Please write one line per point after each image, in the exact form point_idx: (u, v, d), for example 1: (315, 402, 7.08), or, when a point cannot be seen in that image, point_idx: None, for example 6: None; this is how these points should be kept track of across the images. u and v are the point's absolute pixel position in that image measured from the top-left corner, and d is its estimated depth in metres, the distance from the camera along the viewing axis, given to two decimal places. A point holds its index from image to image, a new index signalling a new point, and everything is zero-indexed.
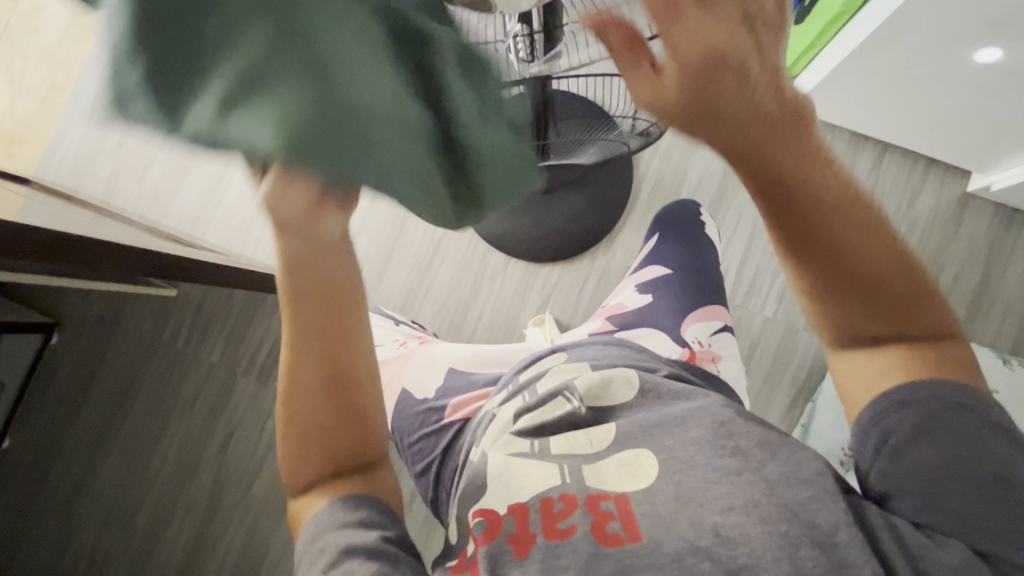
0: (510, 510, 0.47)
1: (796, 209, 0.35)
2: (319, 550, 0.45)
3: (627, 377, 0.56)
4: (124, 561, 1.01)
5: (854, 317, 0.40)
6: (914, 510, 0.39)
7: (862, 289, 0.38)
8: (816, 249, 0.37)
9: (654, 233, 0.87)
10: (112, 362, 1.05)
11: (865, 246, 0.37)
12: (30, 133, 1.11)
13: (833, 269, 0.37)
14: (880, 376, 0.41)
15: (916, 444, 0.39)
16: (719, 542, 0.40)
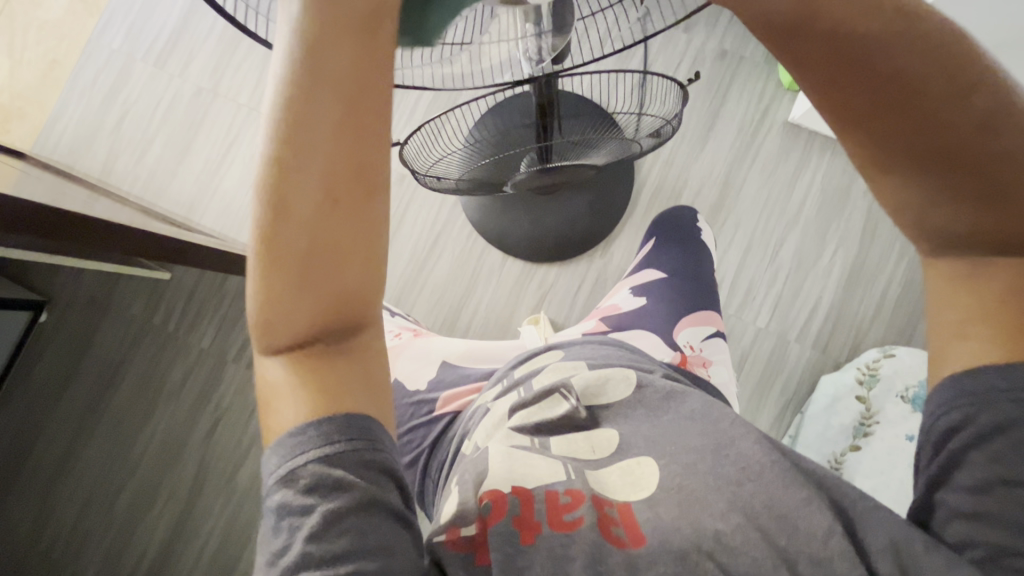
0: (514, 491, 0.46)
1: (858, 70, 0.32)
2: (307, 483, 0.36)
3: (625, 375, 0.57)
4: (105, 541, 1.00)
5: (925, 207, 0.36)
6: (954, 531, 0.40)
7: (938, 172, 0.34)
8: (897, 134, 0.33)
9: (650, 238, 0.87)
10: (102, 341, 1.04)
11: (951, 115, 0.32)
12: (27, 107, 1.09)
13: (902, 137, 0.33)
14: (976, 327, 0.38)
15: (976, 453, 0.38)
16: (721, 549, 0.41)
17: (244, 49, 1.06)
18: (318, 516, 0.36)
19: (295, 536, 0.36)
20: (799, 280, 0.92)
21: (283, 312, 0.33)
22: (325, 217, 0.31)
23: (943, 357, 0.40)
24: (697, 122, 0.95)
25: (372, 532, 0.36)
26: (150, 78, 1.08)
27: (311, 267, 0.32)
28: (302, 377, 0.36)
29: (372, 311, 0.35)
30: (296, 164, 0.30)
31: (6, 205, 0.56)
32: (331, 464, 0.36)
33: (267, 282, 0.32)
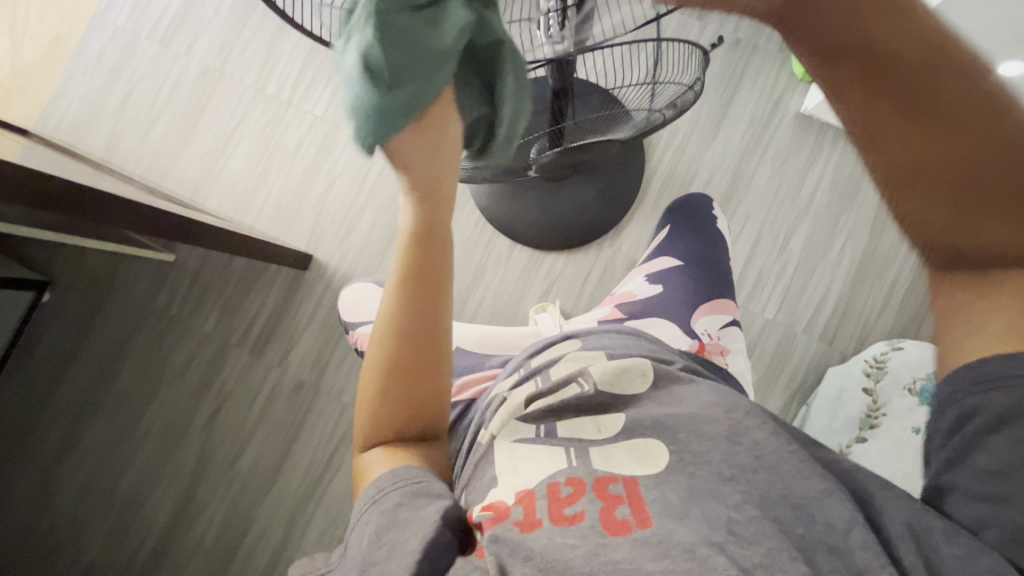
0: (517, 499, 0.47)
1: (892, 86, 0.38)
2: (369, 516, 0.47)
3: (642, 370, 0.57)
4: (106, 524, 0.99)
5: (946, 225, 0.40)
6: (970, 514, 0.40)
7: (958, 189, 0.39)
8: (916, 165, 0.39)
9: (665, 224, 0.86)
10: (105, 322, 1.03)
11: (972, 136, 0.38)
12: (29, 84, 1.07)
13: (915, 164, 0.39)
14: (1005, 314, 0.40)
15: (996, 437, 0.39)
16: (733, 539, 0.41)
17: (251, 29, 1.05)
18: (368, 538, 0.45)
19: (356, 553, 0.45)
20: (809, 271, 0.91)
21: (386, 407, 0.55)
22: (416, 342, 0.54)
23: (964, 343, 0.41)
24: (709, 112, 0.94)
25: (405, 541, 0.44)
26: (156, 57, 1.07)
27: (406, 372, 0.54)
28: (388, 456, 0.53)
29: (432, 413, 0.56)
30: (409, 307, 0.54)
31: (14, 181, 0.55)
32: (381, 502, 0.48)
33: (377, 390, 0.55)
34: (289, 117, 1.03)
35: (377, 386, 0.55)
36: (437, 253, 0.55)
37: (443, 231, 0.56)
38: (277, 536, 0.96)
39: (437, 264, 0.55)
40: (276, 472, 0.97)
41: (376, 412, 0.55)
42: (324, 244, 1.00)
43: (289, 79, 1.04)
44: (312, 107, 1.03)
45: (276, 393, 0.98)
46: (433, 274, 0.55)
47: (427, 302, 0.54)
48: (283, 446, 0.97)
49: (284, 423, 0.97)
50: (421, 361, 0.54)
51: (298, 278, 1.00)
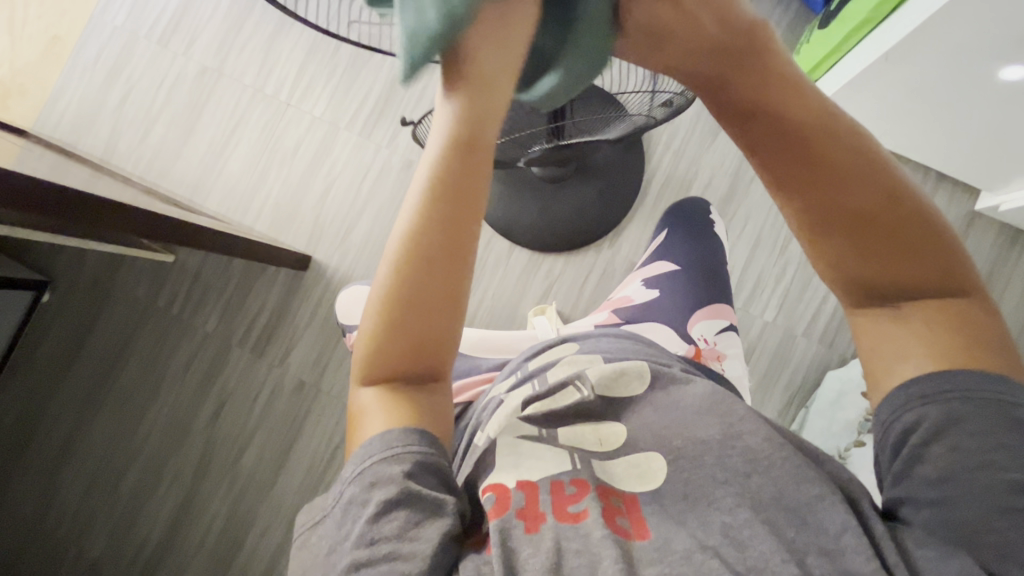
0: (520, 484, 0.47)
1: (783, 141, 0.41)
2: (370, 480, 0.41)
3: (640, 371, 0.56)
4: (107, 523, 1.00)
5: (850, 268, 0.42)
6: (927, 520, 0.40)
7: (861, 236, 0.40)
8: (824, 209, 0.41)
9: (663, 229, 0.86)
10: (106, 323, 1.03)
11: (862, 186, 0.39)
12: (29, 84, 1.07)
13: (824, 208, 0.41)
14: (910, 347, 0.42)
15: (936, 446, 0.39)
16: (729, 543, 0.42)
17: (250, 27, 1.05)
18: (375, 508, 0.39)
19: (356, 525, 0.40)
20: (808, 274, 0.91)
21: (385, 341, 0.41)
22: (430, 275, 0.39)
23: (888, 369, 0.43)
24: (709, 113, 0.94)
25: (422, 526, 0.40)
26: (155, 57, 1.06)
27: (415, 312, 0.40)
28: (383, 405, 0.42)
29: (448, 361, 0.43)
30: (423, 224, 0.39)
31: (12, 186, 0.55)
32: (401, 463, 0.41)
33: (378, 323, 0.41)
34: (288, 117, 1.03)
35: (377, 307, 0.40)
36: (467, 155, 0.38)
37: (483, 128, 0.38)
38: (278, 535, 0.96)
39: (462, 169, 0.38)
40: (277, 473, 0.97)
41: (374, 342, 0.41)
42: (323, 244, 1.00)
43: (287, 80, 1.04)
44: (311, 107, 1.03)
45: (277, 394, 0.98)
46: (456, 178, 0.38)
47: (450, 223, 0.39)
48: (284, 446, 0.97)
49: (284, 424, 0.97)
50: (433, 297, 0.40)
51: (298, 278, 1.00)
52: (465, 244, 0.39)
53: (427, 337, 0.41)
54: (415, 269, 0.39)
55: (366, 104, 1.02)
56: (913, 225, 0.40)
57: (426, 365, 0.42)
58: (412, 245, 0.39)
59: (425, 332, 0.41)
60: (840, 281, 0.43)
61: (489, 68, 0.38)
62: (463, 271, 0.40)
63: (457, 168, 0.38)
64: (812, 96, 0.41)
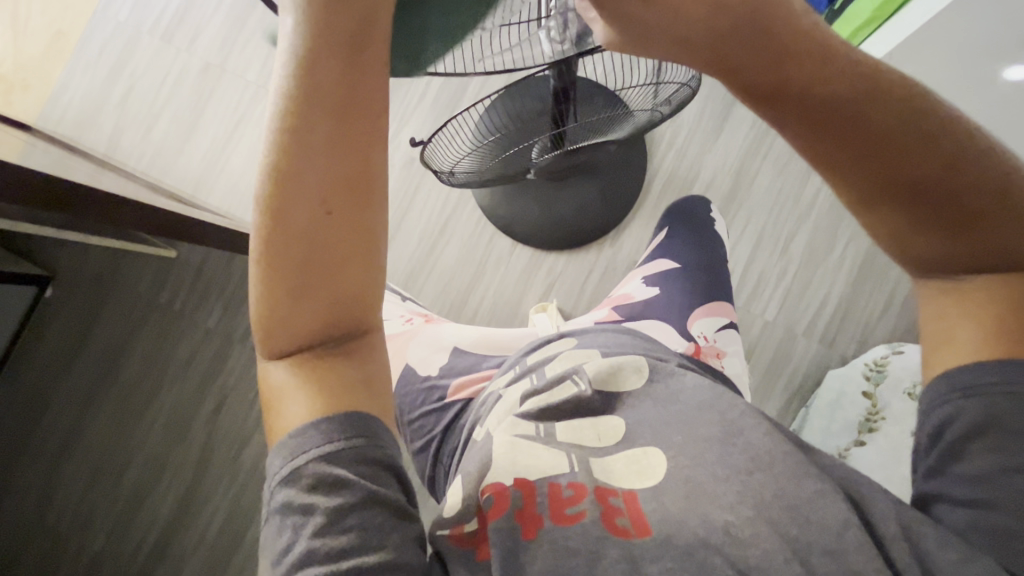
0: (515, 483, 0.48)
1: (816, 112, 0.36)
2: (309, 481, 0.39)
3: (637, 365, 0.57)
4: (109, 517, 1.00)
5: (892, 228, 0.41)
6: (956, 517, 0.41)
7: (912, 204, 0.39)
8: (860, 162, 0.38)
9: (664, 226, 0.86)
10: (107, 318, 1.03)
11: (925, 152, 0.37)
12: (32, 79, 1.07)
13: (878, 173, 0.38)
14: (963, 333, 0.42)
15: (976, 443, 0.41)
16: (731, 542, 0.41)
17: (254, 24, 1.05)
18: (325, 516, 0.39)
19: (300, 538, 0.39)
20: (810, 273, 0.91)
21: (290, 308, 0.37)
22: (327, 223, 0.35)
23: (939, 351, 0.44)
24: (712, 111, 0.94)
25: (377, 528, 0.40)
26: (157, 52, 1.07)
27: (315, 268, 0.35)
28: (300, 381, 0.40)
29: (369, 316, 0.39)
30: (300, 163, 0.33)
31: (15, 179, 0.55)
32: (342, 463, 0.40)
33: (276, 292, 0.36)
34: None
35: (267, 275, 0.36)
36: (345, 65, 0.32)
37: (372, 42, 0.32)
38: None
39: (339, 84, 0.32)
40: None
41: (275, 316, 0.37)
42: None
43: None
44: None
45: None
46: (329, 100, 0.33)
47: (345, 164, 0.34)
48: None
49: None
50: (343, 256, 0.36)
51: None
52: (371, 177, 0.35)
53: (340, 294, 0.37)
54: (302, 219, 0.34)
55: None
56: (982, 195, 0.38)
57: (345, 324, 0.39)
58: (285, 184, 0.34)
59: (334, 287, 0.36)
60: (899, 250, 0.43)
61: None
62: (367, 206, 0.35)
63: (343, 88, 0.33)
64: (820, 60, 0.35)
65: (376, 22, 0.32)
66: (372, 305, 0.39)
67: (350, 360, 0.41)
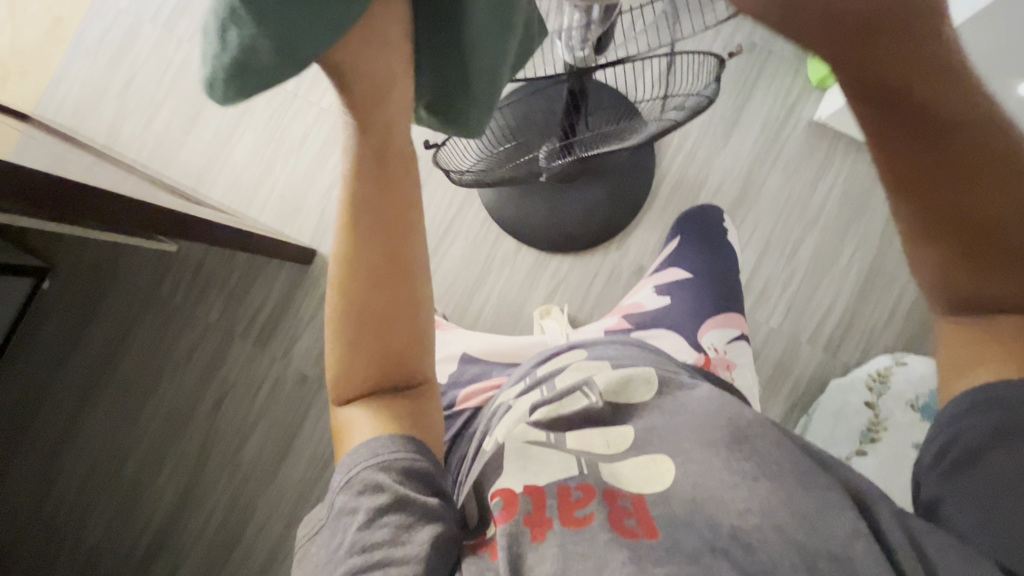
0: (526, 490, 0.47)
1: (924, 134, 0.36)
2: (360, 487, 0.45)
3: (646, 377, 0.57)
4: (107, 511, 1.00)
5: (943, 271, 0.43)
6: (967, 521, 0.42)
7: (967, 243, 0.40)
8: (940, 192, 0.39)
9: (675, 236, 0.85)
10: (106, 311, 1.02)
11: (1001, 198, 0.38)
12: (30, 66, 1.05)
13: (940, 215, 0.40)
14: (987, 351, 0.43)
15: (994, 453, 0.42)
16: (738, 545, 0.42)
17: None
18: (367, 515, 0.43)
19: (347, 534, 0.43)
20: (815, 282, 0.91)
21: (355, 354, 0.48)
22: (379, 283, 0.47)
23: (960, 376, 0.45)
24: (721, 116, 0.93)
25: (413, 529, 0.43)
26: (158, 42, 1.04)
27: (375, 321, 0.47)
28: (368, 418, 0.49)
29: (421, 363, 0.50)
30: (357, 241, 0.46)
31: (14, 175, 0.54)
32: (388, 471, 0.45)
33: (343, 341, 0.48)
34: (293, 108, 1.02)
35: (339, 329, 0.47)
36: (382, 165, 0.45)
37: (399, 146, 0.45)
38: (279, 528, 0.96)
39: (382, 180, 0.45)
40: (278, 467, 0.97)
41: (348, 360, 0.48)
42: (328, 238, 1.00)
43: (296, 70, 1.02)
44: (318, 99, 1.01)
45: (279, 387, 0.98)
46: (377, 193, 0.45)
47: (391, 230, 0.46)
48: (286, 440, 0.97)
49: (287, 418, 0.97)
50: (394, 304, 0.47)
51: (301, 270, 0.99)
52: (406, 248, 0.47)
53: (394, 342, 0.48)
54: (361, 282, 0.46)
55: None
56: None
57: (400, 369, 0.49)
58: (350, 257, 0.46)
59: (388, 336, 0.48)
60: (942, 289, 0.44)
61: (378, 68, 0.41)
62: (406, 271, 0.48)
63: (380, 179, 0.45)
64: (953, 88, 0.35)
65: (397, 123, 0.44)
66: (422, 353, 0.50)
67: (401, 398, 0.50)
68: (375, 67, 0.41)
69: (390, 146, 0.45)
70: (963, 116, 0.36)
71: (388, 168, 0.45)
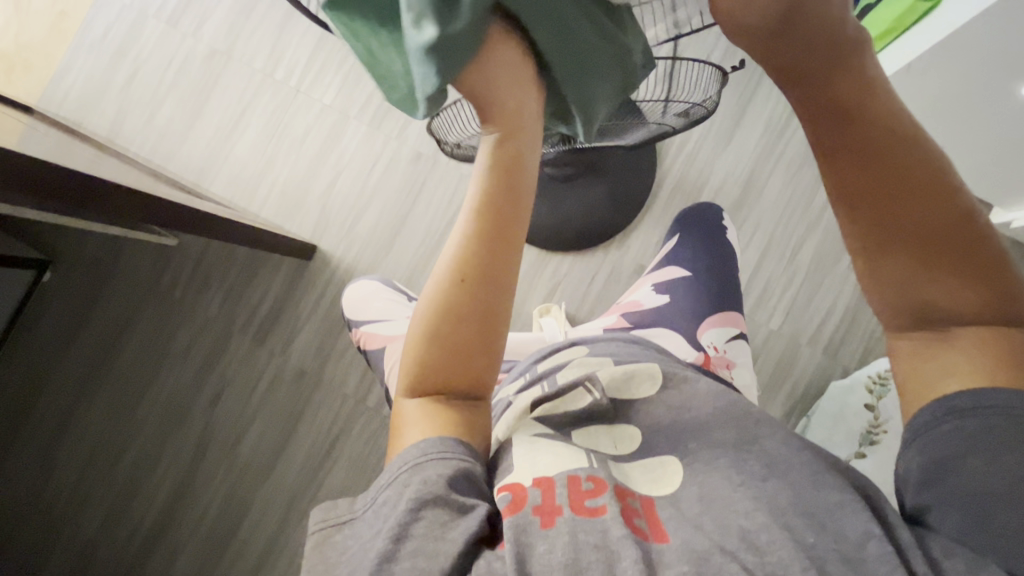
0: (536, 483, 0.46)
1: (865, 150, 0.38)
2: (403, 483, 0.43)
3: (651, 373, 0.57)
4: (103, 505, 0.99)
5: (899, 289, 0.41)
6: (956, 529, 0.40)
7: (929, 256, 0.39)
8: (887, 203, 0.39)
9: (675, 232, 0.85)
10: (106, 305, 1.02)
11: (940, 205, 0.38)
12: (34, 59, 1.06)
13: (883, 229, 0.40)
14: (957, 362, 0.41)
15: (973, 459, 0.40)
16: (746, 547, 0.41)
17: (261, 11, 1.03)
18: (407, 503, 0.42)
19: (385, 527, 0.41)
20: (816, 283, 0.91)
21: (434, 355, 0.45)
22: (480, 293, 0.44)
23: (925, 388, 0.43)
24: (723, 116, 0.93)
25: (448, 527, 0.41)
26: (163, 36, 1.05)
27: (464, 326, 0.45)
28: (424, 419, 0.46)
29: (491, 378, 0.48)
30: (468, 248, 0.44)
31: (17, 164, 0.54)
32: (430, 468, 0.44)
33: (429, 340, 0.45)
34: (296, 104, 1.02)
35: (425, 327, 0.45)
36: (509, 181, 0.43)
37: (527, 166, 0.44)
38: (273, 523, 0.96)
39: (507, 197, 0.44)
40: (275, 462, 0.97)
41: (426, 363, 0.46)
42: (329, 234, 1.00)
43: (298, 66, 1.02)
44: (321, 94, 1.01)
45: (276, 382, 0.98)
46: (500, 207, 0.43)
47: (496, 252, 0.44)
48: (282, 434, 0.97)
49: (284, 412, 0.97)
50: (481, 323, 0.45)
51: (302, 266, 0.99)
52: (510, 267, 0.45)
53: (477, 351, 0.46)
54: (464, 288, 0.44)
55: (379, 92, 1.00)
56: (978, 263, 0.39)
57: (475, 379, 0.47)
58: (459, 262, 0.44)
59: (473, 345, 0.45)
60: (893, 311, 0.42)
61: (511, 83, 0.40)
62: (507, 288, 0.45)
63: (504, 195, 0.43)
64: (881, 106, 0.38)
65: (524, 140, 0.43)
66: (496, 368, 0.48)
67: (465, 407, 0.48)
68: (508, 83, 0.40)
69: (520, 163, 0.43)
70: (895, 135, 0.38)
71: (513, 185, 0.43)
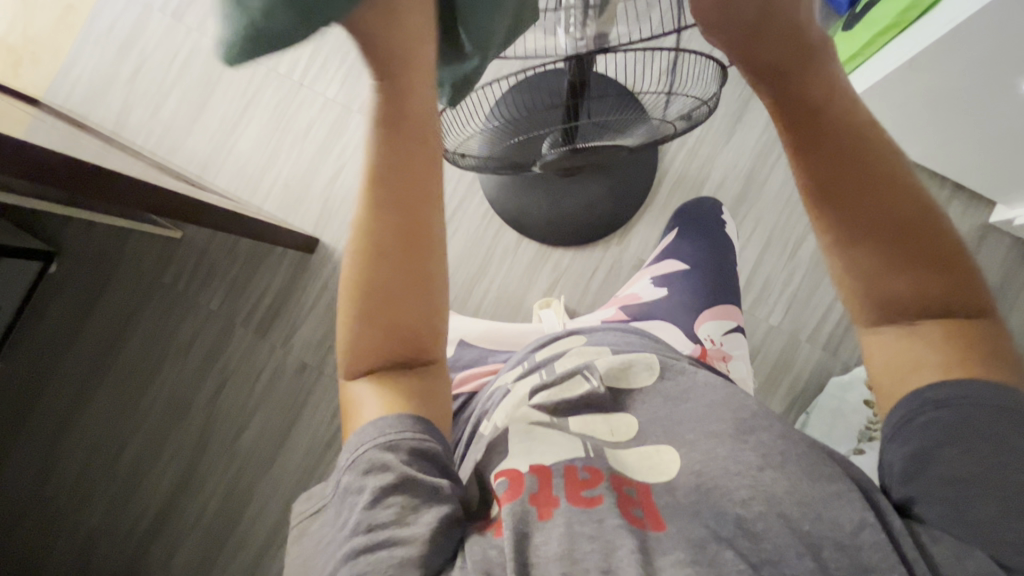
0: (532, 469, 0.47)
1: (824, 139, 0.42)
2: (366, 466, 0.42)
3: (648, 363, 0.57)
4: (106, 494, 1.01)
5: (874, 272, 0.42)
6: (939, 518, 0.40)
7: (897, 245, 0.41)
8: (858, 185, 0.41)
9: (674, 227, 0.85)
10: (110, 296, 1.03)
11: (903, 198, 0.41)
12: (41, 53, 1.07)
13: (856, 214, 0.42)
14: (926, 351, 0.42)
15: (950, 449, 0.39)
16: (742, 534, 0.42)
17: None
18: (373, 493, 0.41)
19: (352, 514, 0.41)
20: (817, 279, 0.91)
21: (366, 327, 0.44)
22: (398, 255, 0.43)
23: (901, 380, 0.43)
24: (724, 112, 0.93)
25: (419, 511, 0.41)
26: (167, 31, 1.06)
27: (390, 289, 0.43)
28: (374, 393, 0.45)
29: (432, 342, 0.46)
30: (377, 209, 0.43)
31: (23, 154, 0.55)
32: (394, 451, 0.42)
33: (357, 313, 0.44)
34: (299, 98, 1.02)
35: (351, 299, 0.44)
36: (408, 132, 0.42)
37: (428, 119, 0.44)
38: (275, 514, 0.96)
39: (409, 149, 0.42)
40: (275, 454, 0.97)
41: (360, 337, 0.45)
42: (331, 227, 1.00)
43: (301, 61, 1.03)
44: (324, 89, 1.02)
45: (278, 374, 0.99)
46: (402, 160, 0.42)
47: (403, 202, 0.43)
48: (284, 426, 0.98)
49: (286, 404, 0.98)
50: (409, 279, 0.43)
51: (304, 259, 1.00)
52: (428, 223, 0.44)
53: (407, 314, 0.44)
54: (383, 251, 0.43)
55: None
56: (943, 251, 0.41)
57: (413, 344, 0.45)
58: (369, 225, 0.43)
59: (402, 307, 0.44)
60: (869, 297, 0.43)
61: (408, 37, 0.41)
62: (427, 245, 0.44)
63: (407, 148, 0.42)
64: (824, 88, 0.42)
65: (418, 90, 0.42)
66: (436, 330, 0.46)
67: (408, 375, 0.46)
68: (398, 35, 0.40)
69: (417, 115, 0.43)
70: (843, 125, 0.42)
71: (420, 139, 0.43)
